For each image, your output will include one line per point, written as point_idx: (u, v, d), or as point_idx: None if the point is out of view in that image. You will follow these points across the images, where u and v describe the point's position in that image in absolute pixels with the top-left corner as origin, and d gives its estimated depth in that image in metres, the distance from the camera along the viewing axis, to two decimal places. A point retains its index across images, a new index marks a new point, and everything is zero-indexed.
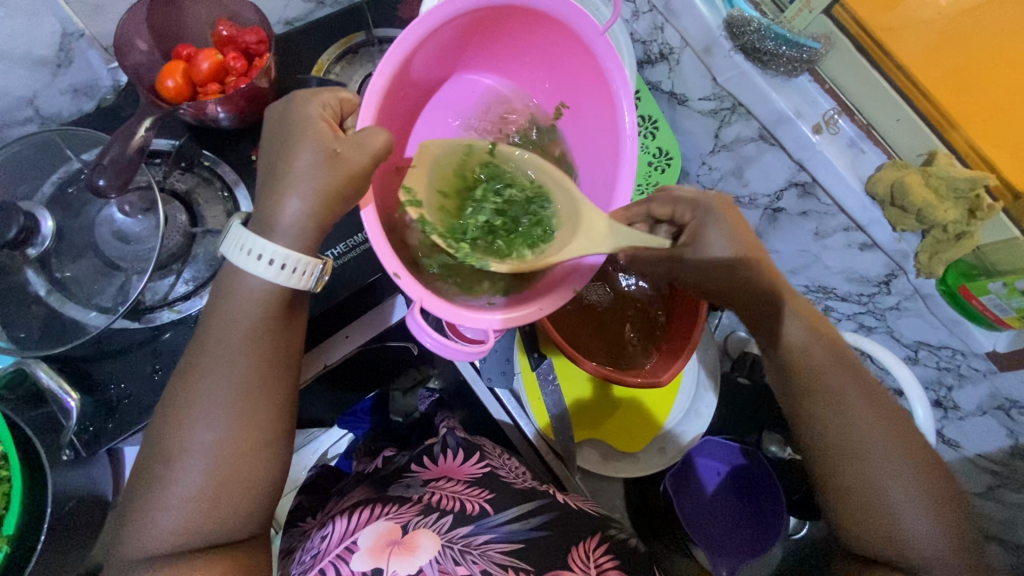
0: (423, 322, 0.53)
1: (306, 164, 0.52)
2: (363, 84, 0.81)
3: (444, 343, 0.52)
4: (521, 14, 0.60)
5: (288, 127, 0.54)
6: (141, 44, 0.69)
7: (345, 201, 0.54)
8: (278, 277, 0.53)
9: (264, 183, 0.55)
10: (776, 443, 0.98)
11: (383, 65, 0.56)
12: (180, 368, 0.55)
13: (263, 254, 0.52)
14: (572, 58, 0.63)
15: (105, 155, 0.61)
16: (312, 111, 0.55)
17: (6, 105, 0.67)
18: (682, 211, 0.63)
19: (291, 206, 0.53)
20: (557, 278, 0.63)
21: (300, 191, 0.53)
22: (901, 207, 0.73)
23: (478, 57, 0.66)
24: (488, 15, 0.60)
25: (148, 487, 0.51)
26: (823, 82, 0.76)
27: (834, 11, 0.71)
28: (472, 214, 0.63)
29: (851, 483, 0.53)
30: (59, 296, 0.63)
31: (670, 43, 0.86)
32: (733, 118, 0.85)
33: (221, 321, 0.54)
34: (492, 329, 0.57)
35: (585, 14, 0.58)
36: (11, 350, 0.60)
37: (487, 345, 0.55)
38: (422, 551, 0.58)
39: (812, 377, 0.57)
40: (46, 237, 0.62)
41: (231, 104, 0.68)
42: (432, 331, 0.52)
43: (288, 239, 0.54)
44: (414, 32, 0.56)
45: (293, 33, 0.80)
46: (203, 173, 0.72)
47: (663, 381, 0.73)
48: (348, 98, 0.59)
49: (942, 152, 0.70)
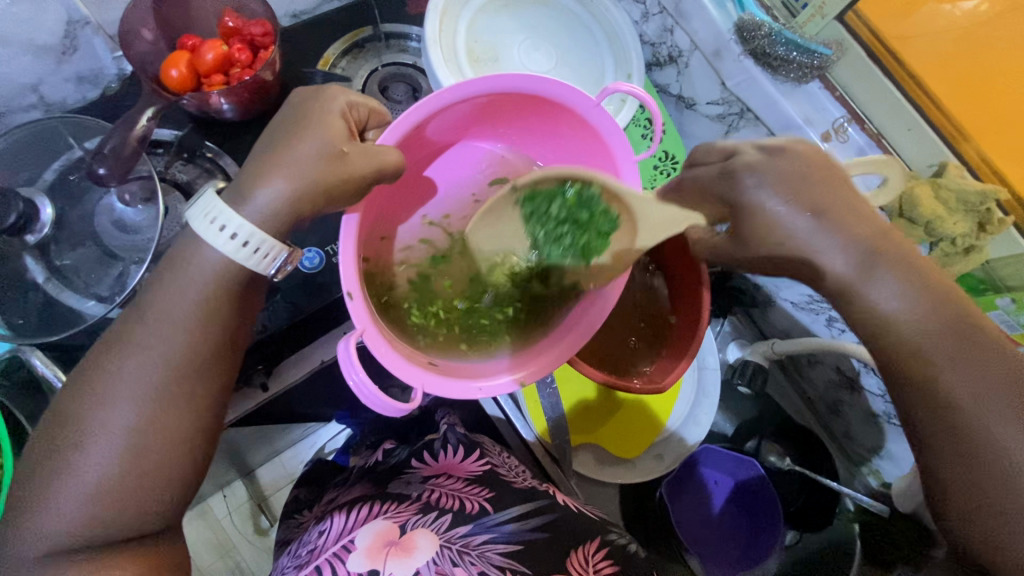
0: (356, 358, 0.50)
1: (304, 150, 0.51)
2: (368, 79, 0.81)
3: (366, 386, 0.49)
4: (565, 113, 0.62)
5: (305, 115, 0.53)
6: (146, 33, 0.69)
7: (331, 197, 0.52)
8: (237, 253, 0.50)
9: (254, 158, 0.53)
10: (774, 453, 0.98)
11: (422, 108, 0.56)
12: (110, 331, 0.53)
13: (227, 227, 0.49)
14: (598, 163, 0.65)
15: (106, 144, 0.61)
16: (336, 106, 0.54)
17: (10, 91, 0.67)
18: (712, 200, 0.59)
19: (272, 186, 0.51)
20: (563, 329, 0.64)
21: (286, 172, 0.51)
22: (910, 218, 0.70)
23: (516, 133, 0.68)
24: (537, 101, 0.62)
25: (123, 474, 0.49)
26: (833, 88, 0.74)
27: (846, 18, 0.71)
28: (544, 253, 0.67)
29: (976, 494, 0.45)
30: (57, 283, 0.62)
31: (679, 46, 0.85)
32: (741, 124, 0.83)
33: (205, 305, 0.52)
34: (422, 391, 0.54)
35: (624, 141, 0.60)
36: (7, 337, 0.60)
37: (416, 403, 0.52)
38: (419, 552, 0.58)
39: (924, 376, 0.47)
40: (46, 225, 0.62)
41: (234, 96, 0.68)
42: (359, 369, 0.49)
43: (259, 208, 0.51)
44: (462, 90, 0.58)
45: (301, 26, 0.80)
46: (206, 164, 0.71)
47: (664, 386, 0.72)
48: (376, 108, 0.60)
49: (953, 164, 0.68)
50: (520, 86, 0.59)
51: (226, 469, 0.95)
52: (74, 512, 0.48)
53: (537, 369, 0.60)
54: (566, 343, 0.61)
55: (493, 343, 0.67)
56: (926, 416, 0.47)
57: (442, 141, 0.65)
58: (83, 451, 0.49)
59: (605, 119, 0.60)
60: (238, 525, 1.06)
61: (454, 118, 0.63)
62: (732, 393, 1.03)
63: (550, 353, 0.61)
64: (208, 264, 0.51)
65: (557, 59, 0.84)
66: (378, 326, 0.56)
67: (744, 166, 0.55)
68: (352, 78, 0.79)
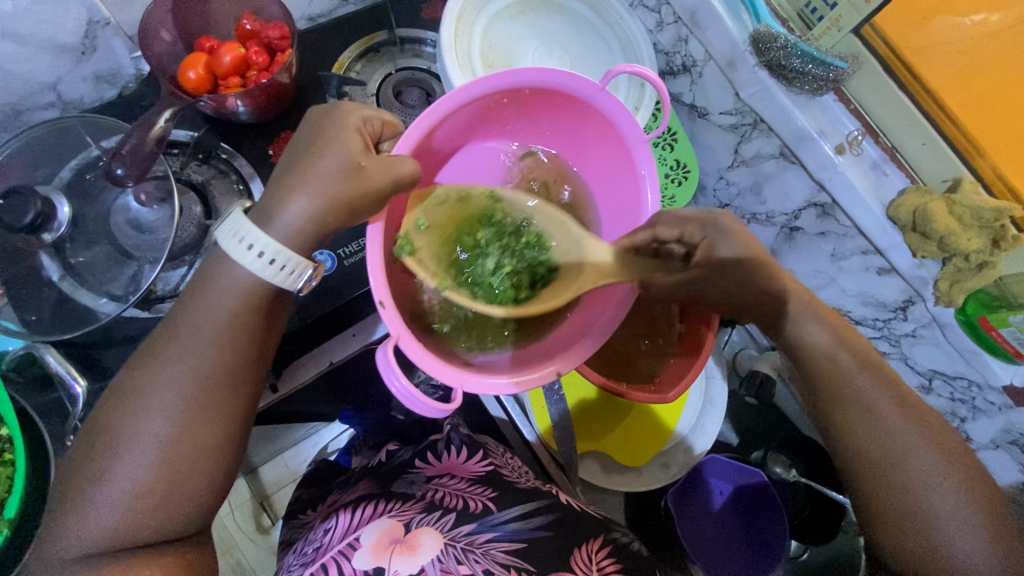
0: (394, 362, 0.50)
1: (325, 166, 0.52)
2: (382, 83, 0.81)
3: (410, 391, 0.49)
4: (571, 102, 0.62)
5: (323, 132, 0.54)
6: (164, 34, 0.69)
7: (354, 211, 0.53)
8: (265, 271, 0.51)
9: (278, 176, 0.54)
10: (780, 464, 0.97)
11: (430, 111, 0.57)
12: (148, 341, 0.53)
13: (254, 245, 0.50)
14: (614, 155, 0.65)
15: (124, 144, 0.61)
16: (351, 121, 0.55)
17: (29, 89, 0.67)
18: (693, 232, 0.59)
19: (298, 204, 0.52)
20: (588, 323, 0.63)
21: (308, 191, 0.52)
22: (923, 233, 0.71)
23: (527, 132, 0.69)
24: (541, 93, 0.62)
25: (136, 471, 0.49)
26: (847, 101, 0.75)
27: (863, 30, 0.70)
28: (478, 263, 0.63)
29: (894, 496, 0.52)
30: (71, 282, 0.63)
31: (693, 55, 0.85)
32: (754, 134, 0.83)
33: (219, 306, 0.52)
34: (462, 391, 0.54)
35: (633, 119, 0.60)
36: (22, 334, 0.61)
37: (457, 404, 0.52)
38: (425, 550, 0.58)
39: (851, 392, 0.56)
40: (62, 224, 0.62)
41: (251, 97, 0.68)
42: (399, 375, 0.49)
43: (285, 227, 0.52)
44: (467, 92, 0.58)
45: (317, 30, 0.80)
46: (220, 165, 0.72)
47: (670, 397, 0.72)
48: (391, 121, 0.59)
49: (968, 179, 0.69)
50: (525, 80, 0.59)
51: None
52: (82, 511, 0.48)
53: (573, 358, 0.58)
54: (595, 336, 0.59)
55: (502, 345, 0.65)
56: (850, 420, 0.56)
57: (450, 148, 0.66)
58: (100, 447, 0.49)
59: (610, 99, 0.60)
60: (240, 523, 1.06)
61: (462, 123, 0.63)
62: (738, 403, 1.03)
63: (550, 363, 0.58)
64: (228, 268, 0.52)
65: (571, 65, 0.85)
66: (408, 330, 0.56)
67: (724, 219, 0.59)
68: (366, 82, 0.80)
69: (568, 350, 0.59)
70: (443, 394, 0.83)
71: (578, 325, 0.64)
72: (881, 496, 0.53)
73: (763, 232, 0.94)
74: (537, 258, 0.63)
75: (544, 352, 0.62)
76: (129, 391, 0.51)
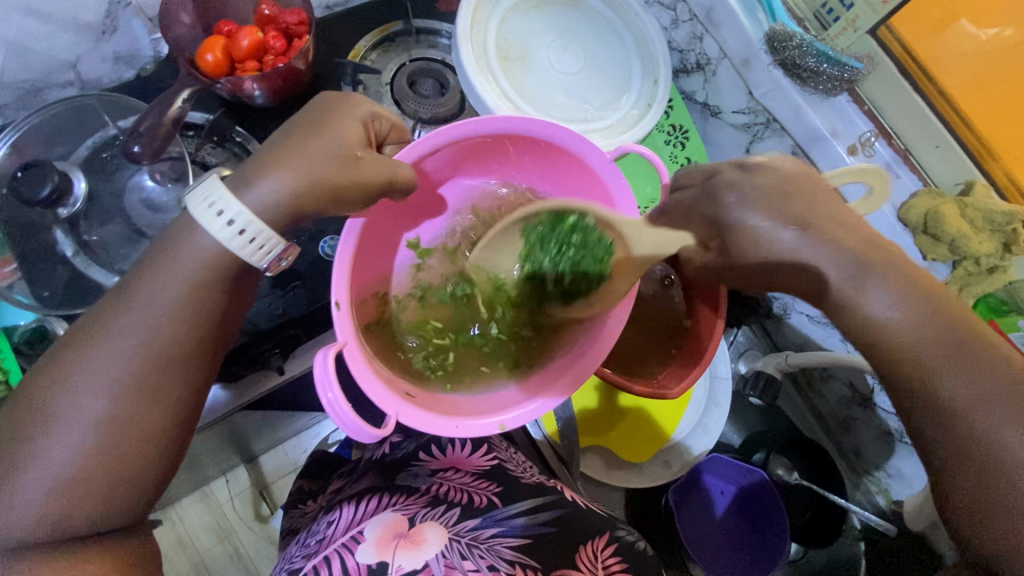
0: (332, 374, 0.49)
1: (319, 148, 0.51)
2: (395, 72, 0.81)
3: (339, 405, 0.48)
4: (576, 164, 0.63)
5: (325, 115, 0.53)
6: (184, 17, 0.70)
7: (337, 201, 0.52)
8: (231, 241, 0.48)
9: (263, 150, 0.52)
10: (783, 467, 0.95)
11: (439, 138, 0.58)
12: (83, 320, 0.49)
13: (225, 212, 0.48)
14: None
15: (142, 123, 0.61)
16: (358, 114, 0.54)
17: (49, 67, 0.69)
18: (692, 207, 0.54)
19: (270, 180, 0.49)
20: (561, 359, 0.63)
21: (291, 166, 0.50)
22: (935, 236, 0.70)
23: (529, 176, 0.69)
24: (550, 146, 0.62)
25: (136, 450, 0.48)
26: (861, 102, 0.75)
27: (879, 32, 0.71)
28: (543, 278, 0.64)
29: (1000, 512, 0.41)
30: (84, 258, 0.63)
31: (707, 54, 0.86)
32: (765, 133, 0.83)
33: (222, 283, 0.50)
34: (396, 418, 0.53)
35: (629, 197, 0.60)
36: (34, 307, 0.61)
37: (390, 428, 0.51)
38: (428, 545, 0.58)
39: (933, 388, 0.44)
40: (79, 199, 0.62)
41: (266, 81, 0.69)
42: (335, 387, 0.48)
43: (260, 198, 0.49)
44: (475, 126, 0.59)
45: (333, 18, 0.81)
46: (234, 148, 0.72)
47: (669, 394, 0.72)
48: (398, 125, 0.59)
49: (980, 183, 0.69)
50: (531, 129, 0.60)
51: (232, 453, 0.97)
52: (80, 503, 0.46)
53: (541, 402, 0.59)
54: (572, 372, 0.60)
55: (496, 364, 0.66)
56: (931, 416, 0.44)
57: (450, 174, 0.67)
58: None
59: (613, 174, 0.60)
60: (238, 510, 1.07)
61: (465, 151, 0.64)
62: (742, 404, 1.02)
63: (531, 405, 0.59)
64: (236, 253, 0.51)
65: (585, 61, 0.85)
66: (360, 340, 0.56)
67: (726, 182, 0.51)
68: (381, 71, 0.81)
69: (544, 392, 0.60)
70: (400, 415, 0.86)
71: (562, 353, 0.64)
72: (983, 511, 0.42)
73: None
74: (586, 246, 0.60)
75: (526, 391, 0.62)
76: (113, 363, 0.47)
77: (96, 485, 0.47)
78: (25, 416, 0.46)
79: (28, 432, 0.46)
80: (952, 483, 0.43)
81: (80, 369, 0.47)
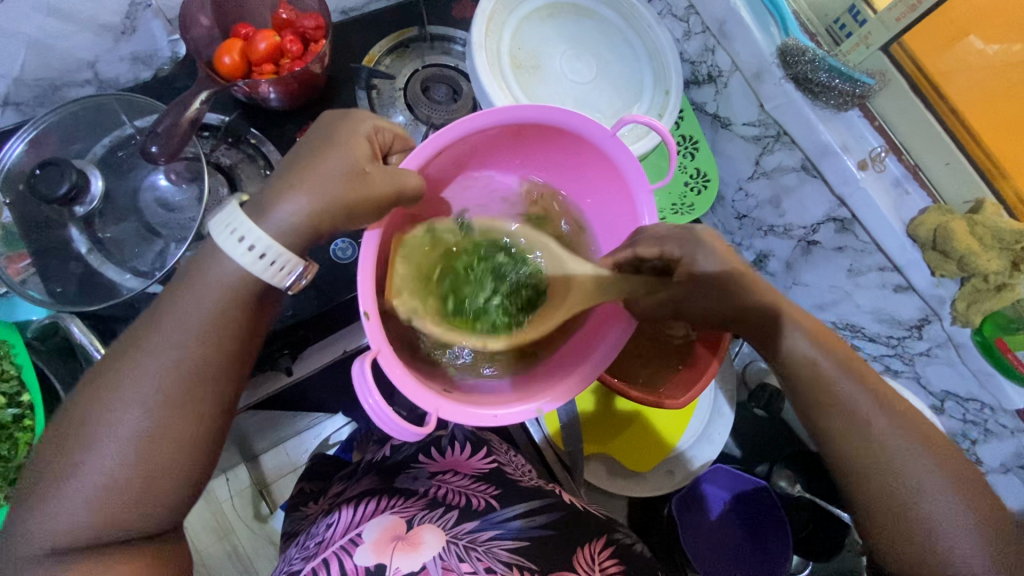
0: (371, 379, 0.47)
1: (331, 167, 0.51)
2: (409, 78, 0.82)
3: (384, 410, 0.46)
4: (583, 145, 0.62)
5: (331, 134, 0.53)
6: (203, 19, 0.70)
7: (351, 215, 0.51)
8: (253, 265, 0.49)
9: (276, 174, 0.52)
10: (786, 478, 0.96)
11: (446, 134, 0.57)
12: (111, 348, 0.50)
13: (245, 237, 0.48)
14: (615, 200, 0.66)
15: (160, 123, 0.62)
16: (363, 130, 0.54)
17: (68, 65, 0.69)
18: (670, 250, 0.59)
19: (291, 202, 0.50)
20: (581, 355, 0.62)
21: (308, 189, 0.50)
22: (943, 252, 0.71)
23: (535, 164, 0.68)
24: (554, 132, 0.62)
25: (162, 454, 0.48)
26: (872, 118, 0.75)
27: (891, 48, 0.71)
28: (473, 300, 0.62)
29: (882, 495, 0.51)
30: (99, 256, 0.64)
31: (719, 66, 0.86)
32: (776, 146, 0.84)
33: (234, 283, 0.50)
34: (436, 416, 0.52)
35: (640, 170, 0.60)
36: (46, 303, 0.61)
37: (432, 427, 0.50)
38: (426, 547, 0.58)
39: (827, 395, 0.54)
40: (95, 198, 0.63)
41: (283, 84, 0.70)
42: (375, 392, 0.47)
43: (278, 224, 0.50)
44: (481, 119, 0.58)
45: (349, 22, 0.81)
46: (248, 149, 0.73)
47: (665, 403, 0.72)
48: (401, 134, 0.59)
49: (990, 201, 0.69)
50: (540, 117, 0.59)
51: (234, 452, 0.98)
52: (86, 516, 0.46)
53: (561, 392, 0.58)
54: (583, 371, 0.59)
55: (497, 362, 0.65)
56: (831, 420, 0.54)
57: (455, 172, 0.66)
58: None
59: (622, 150, 0.60)
60: (238, 509, 1.07)
61: (471, 148, 0.63)
62: (745, 415, 1.02)
63: (546, 394, 0.58)
64: None
65: (598, 70, 0.86)
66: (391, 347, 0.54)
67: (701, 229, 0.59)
68: (395, 76, 0.81)
69: (554, 388, 0.58)
70: (411, 414, 0.85)
71: (573, 357, 0.63)
72: (866, 497, 0.52)
73: (780, 245, 0.93)
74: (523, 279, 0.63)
75: (536, 383, 0.61)
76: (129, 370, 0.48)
77: (126, 493, 0.47)
78: (66, 426, 0.47)
79: (60, 441, 0.47)
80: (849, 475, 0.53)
81: (110, 375, 0.48)
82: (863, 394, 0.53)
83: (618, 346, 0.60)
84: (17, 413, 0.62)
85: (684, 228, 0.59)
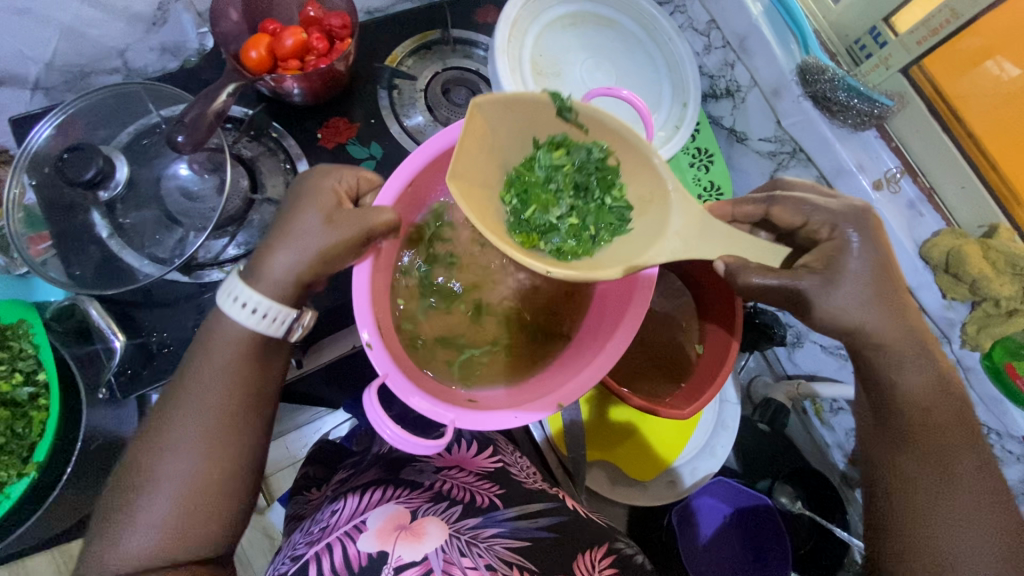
0: (381, 411, 0.49)
1: (302, 220, 0.51)
2: (431, 80, 0.83)
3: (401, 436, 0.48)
4: None
5: (300, 191, 0.53)
6: (232, 14, 0.72)
7: (329, 262, 0.51)
8: (247, 320, 0.50)
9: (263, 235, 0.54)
10: (786, 494, 0.96)
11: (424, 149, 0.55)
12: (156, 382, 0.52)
13: (239, 297, 0.50)
14: None
15: (187, 114, 0.63)
16: (327, 183, 0.54)
17: (99, 53, 0.71)
18: (817, 224, 0.54)
19: (270, 254, 0.51)
20: (591, 346, 0.62)
21: (287, 242, 0.51)
22: (955, 275, 0.71)
23: None
24: None
25: (221, 465, 0.50)
26: (889, 139, 0.77)
27: (911, 71, 0.72)
28: (546, 216, 0.55)
29: (925, 553, 0.49)
30: (119, 241, 0.65)
31: (738, 80, 0.87)
32: (791, 163, 0.84)
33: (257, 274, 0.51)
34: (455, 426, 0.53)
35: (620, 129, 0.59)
36: (65, 286, 0.63)
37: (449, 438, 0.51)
38: (429, 538, 0.58)
39: (918, 438, 0.52)
40: (119, 184, 0.63)
41: (307, 82, 0.71)
42: (390, 422, 0.48)
43: (259, 274, 0.51)
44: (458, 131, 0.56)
45: (374, 22, 0.83)
46: (270, 144, 0.75)
47: (664, 412, 0.71)
48: (368, 176, 0.57)
49: (1004, 226, 0.70)
50: None
51: None
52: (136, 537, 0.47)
53: (573, 390, 0.58)
54: (592, 367, 0.59)
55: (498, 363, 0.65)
56: (915, 461, 0.52)
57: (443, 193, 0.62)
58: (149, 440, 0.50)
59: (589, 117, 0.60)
60: None
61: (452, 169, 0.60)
62: (747, 428, 1.02)
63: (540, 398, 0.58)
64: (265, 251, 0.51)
65: (617, 79, 0.86)
66: (398, 363, 0.55)
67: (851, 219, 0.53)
68: (417, 77, 0.83)
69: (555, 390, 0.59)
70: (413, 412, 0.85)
71: (577, 351, 0.63)
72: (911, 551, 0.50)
73: None
74: (607, 206, 0.55)
75: (534, 385, 0.61)
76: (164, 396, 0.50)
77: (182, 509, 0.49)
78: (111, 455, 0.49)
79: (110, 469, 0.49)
80: (897, 525, 0.51)
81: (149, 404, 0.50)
82: (971, 457, 0.51)
83: (632, 334, 0.58)
84: (32, 392, 0.64)
85: (849, 206, 0.54)
